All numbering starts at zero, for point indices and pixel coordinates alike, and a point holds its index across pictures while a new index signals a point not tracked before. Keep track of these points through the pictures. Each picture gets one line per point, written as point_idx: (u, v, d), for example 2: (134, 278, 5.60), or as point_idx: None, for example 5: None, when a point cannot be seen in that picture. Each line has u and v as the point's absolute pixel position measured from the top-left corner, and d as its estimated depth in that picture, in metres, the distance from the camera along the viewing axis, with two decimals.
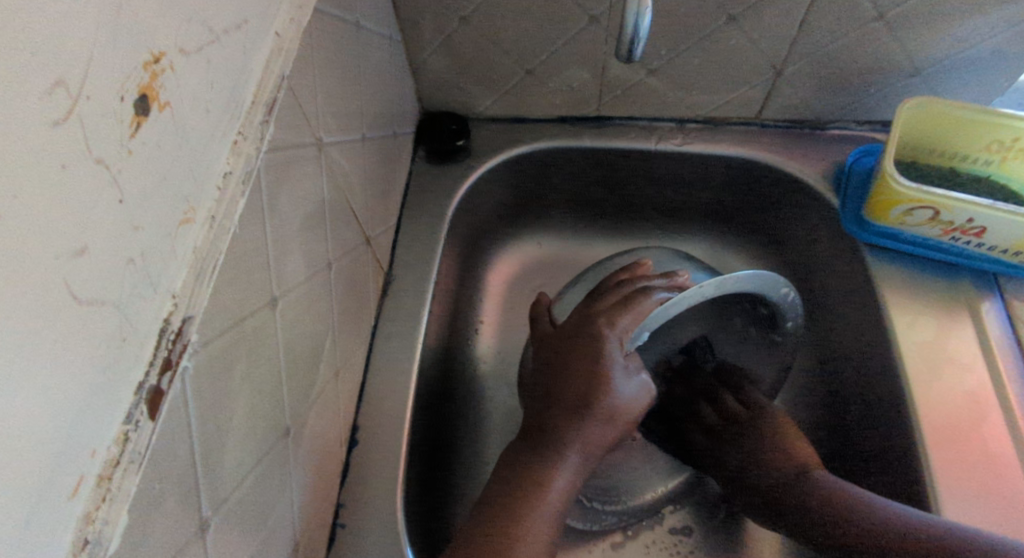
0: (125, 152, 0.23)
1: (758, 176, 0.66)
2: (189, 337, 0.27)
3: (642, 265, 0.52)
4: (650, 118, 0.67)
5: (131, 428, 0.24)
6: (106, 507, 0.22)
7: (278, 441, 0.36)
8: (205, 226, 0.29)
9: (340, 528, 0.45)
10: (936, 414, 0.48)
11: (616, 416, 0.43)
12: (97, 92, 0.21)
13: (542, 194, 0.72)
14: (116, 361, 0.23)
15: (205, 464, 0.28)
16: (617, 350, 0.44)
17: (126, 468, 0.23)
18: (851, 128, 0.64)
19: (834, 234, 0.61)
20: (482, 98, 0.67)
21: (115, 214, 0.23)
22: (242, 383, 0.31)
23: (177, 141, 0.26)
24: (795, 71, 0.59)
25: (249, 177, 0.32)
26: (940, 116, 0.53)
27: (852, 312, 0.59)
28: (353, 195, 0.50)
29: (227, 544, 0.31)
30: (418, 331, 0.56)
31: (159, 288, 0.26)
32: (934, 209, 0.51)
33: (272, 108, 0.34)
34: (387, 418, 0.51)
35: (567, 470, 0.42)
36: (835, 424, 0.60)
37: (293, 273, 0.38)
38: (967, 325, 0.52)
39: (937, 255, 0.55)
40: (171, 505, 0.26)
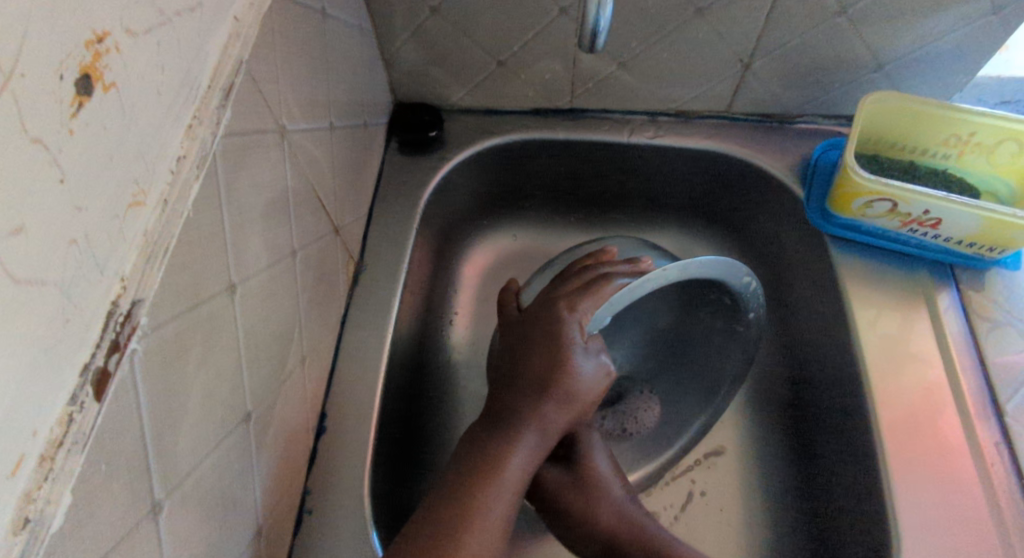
0: (66, 131, 0.23)
1: (728, 169, 0.67)
2: (139, 320, 0.27)
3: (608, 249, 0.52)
4: (622, 111, 0.68)
5: (76, 409, 0.24)
6: (48, 486, 0.22)
7: (238, 427, 0.36)
8: (156, 210, 0.29)
9: (306, 515, 0.46)
10: (892, 402, 0.49)
11: (573, 397, 0.45)
12: (34, 70, 0.21)
13: (517, 186, 0.73)
14: (59, 342, 0.23)
15: (157, 447, 0.28)
16: (577, 333, 0.45)
17: (70, 448, 0.23)
18: (818, 122, 0.66)
19: (800, 226, 0.62)
20: (455, 89, 0.67)
21: (56, 192, 0.23)
22: (198, 367, 0.31)
23: (124, 123, 0.26)
24: (762, 65, 0.60)
25: (204, 162, 0.32)
26: (900, 110, 0.54)
27: (817, 302, 0.60)
28: (320, 183, 0.49)
29: (183, 528, 0.31)
30: (387, 321, 0.56)
31: (106, 270, 0.26)
32: (892, 201, 0.52)
33: (229, 93, 0.34)
34: (355, 407, 0.51)
35: (524, 450, 0.43)
36: (799, 412, 0.61)
37: (254, 259, 0.38)
38: (924, 314, 0.54)
39: (897, 247, 0.57)
40: (120, 487, 0.26)
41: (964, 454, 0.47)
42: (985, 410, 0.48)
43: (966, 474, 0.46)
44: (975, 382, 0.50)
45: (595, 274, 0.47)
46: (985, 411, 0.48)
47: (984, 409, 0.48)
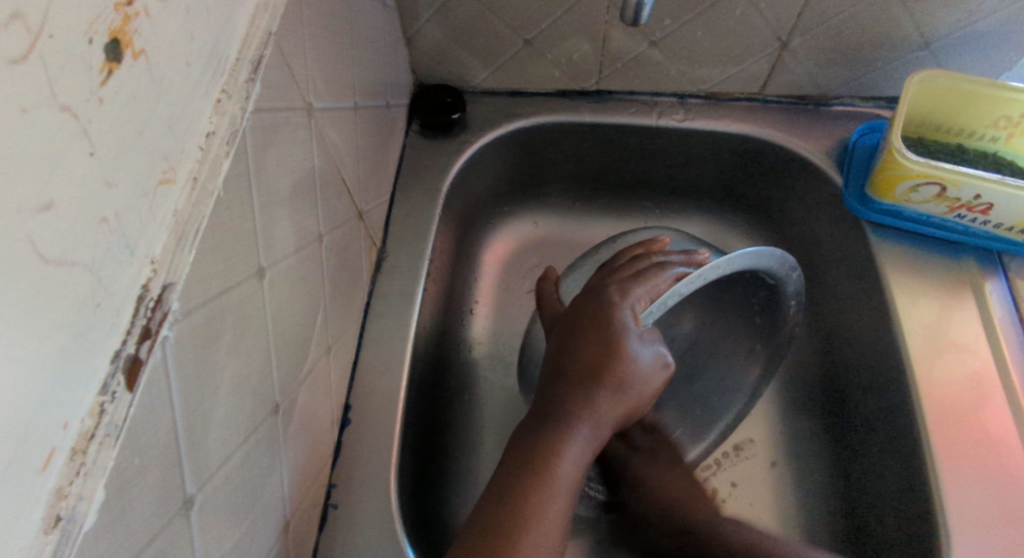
0: (95, 100, 0.21)
1: (761, 153, 0.64)
2: (170, 304, 0.25)
3: (659, 241, 0.53)
4: (651, 93, 0.66)
5: (108, 399, 0.22)
6: (81, 482, 0.21)
7: (268, 417, 0.35)
8: (186, 189, 0.27)
9: (333, 508, 0.44)
10: (940, 395, 0.47)
11: (628, 387, 0.44)
12: (62, 30, 0.19)
13: (539, 170, 0.71)
14: (89, 328, 0.21)
15: (191, 440, 0.27)
16: (631, 321, 0.44)
17: (103, 441, 0.21)
18: (855, 104, 0.63)
19: (837, 212, 0.60)
20: (478, 70, 0.64)
21: (85, 166, 0.21)
22: (229, 356, 0.30)
23: (154, 93, 0.25)
24: (801, 43, 0.57)
25: (234, 138, 0.30)
26: (948, 91, 0.52)
27: (855, 292, 0.58)
28: (345, 166, 0.48)
29: (214, 525, 0.29)
30: (412, 308, 0.55)
31: (136, 251, 0.24)
32: (940, 185, 0.50)
33: (258, 66, 0.32)
34: (380, 397, 0.50)
35: (577, 442, 0.42)
36: (835, 404, 0.59)
37: (282, 243, 0.36)
38: (971, 304, 0.52)
39: (941, 234, 0.54)
40: (153, 481, 0.24)
41: (1016, 448, 0.45)
42: None
43: (1018, 470, 0.44)
44: None
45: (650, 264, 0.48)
46: None
47: None
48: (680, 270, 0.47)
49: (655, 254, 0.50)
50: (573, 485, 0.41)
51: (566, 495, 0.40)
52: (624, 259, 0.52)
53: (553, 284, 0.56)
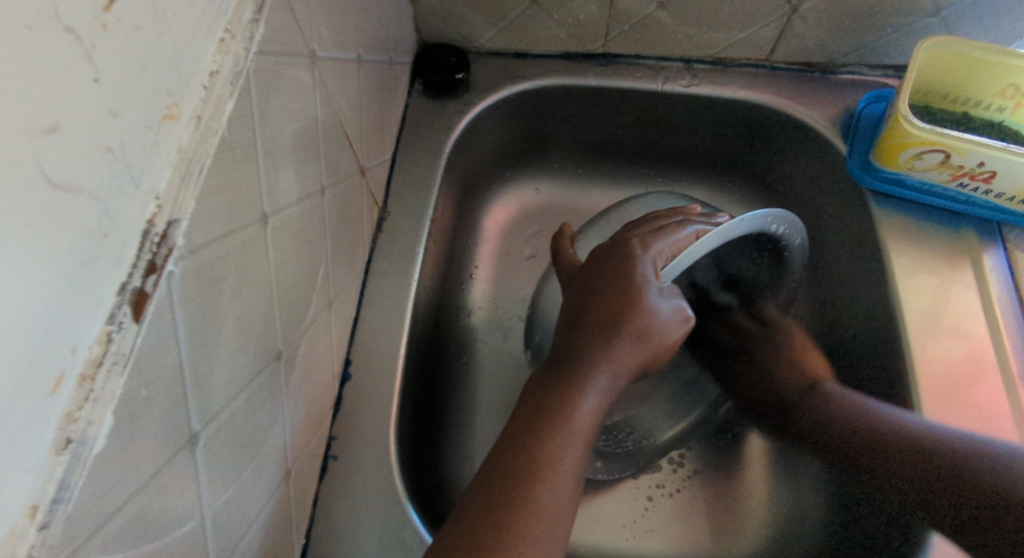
0: (99, 26, 0.21)
1: (765, 122, 0.64)
2: (175, 241, 0.25)
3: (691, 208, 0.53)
4: (657, 57, 0.65)
5: (114, 329, 0.22)
6: (90, 408, 0.21)
7: (270, 365, 0.35)
8: (191, 127, 0.27)
9: (333, 459, 0.45)
10: (932, 366, 0.48)
11: (648, 336, 0.43)
12: None
13: (542, 135, 0.70)
14: (96, 259, 0.21)
15: (194, 377, 0.27)
16: (651, 274, 0.45)
17: (110, 369, 0.22)
18: (862, 73, 0.62)
19: (838, 182, 0.60)
20: (483, 29, 0.63)
21: (91, 92, 0.21)
22: (232, 300, 0.30)
23: (157, 26, 0.24)
24: (811, 8, 0.56)
25: (237, 79, 0.29)
26: (956, 58, 0.51)
27: (854, 262, 0.58)
28: (347, 120, 0.47)
29: (217, 464, 0.30)
30: (413, 267, 0.55)
31: (141, 187, 0.24)
32: (945, 152, 0.50)
33: (261, 7, 0.31)
34: (381, 354, 0.50)
35: (595, 391, 0.42)
36: (829, 372, 0.60)
37: (284, 193, 0.36)
38: (968, 276, 0.52)
39: (943, 203, 0.54)
40: (159, 415, 0.25)
41: (1004, 418, 0.45)
42: None
43: (1008, 440, 0.44)
44: (1018, 345, 0.48)
45: (671, 223, 0.49)
46: None
47: None
48: (700, 227, 0.48)
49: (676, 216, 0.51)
50: (590, 435, 0.41)
51: (584, 443, 0.40)
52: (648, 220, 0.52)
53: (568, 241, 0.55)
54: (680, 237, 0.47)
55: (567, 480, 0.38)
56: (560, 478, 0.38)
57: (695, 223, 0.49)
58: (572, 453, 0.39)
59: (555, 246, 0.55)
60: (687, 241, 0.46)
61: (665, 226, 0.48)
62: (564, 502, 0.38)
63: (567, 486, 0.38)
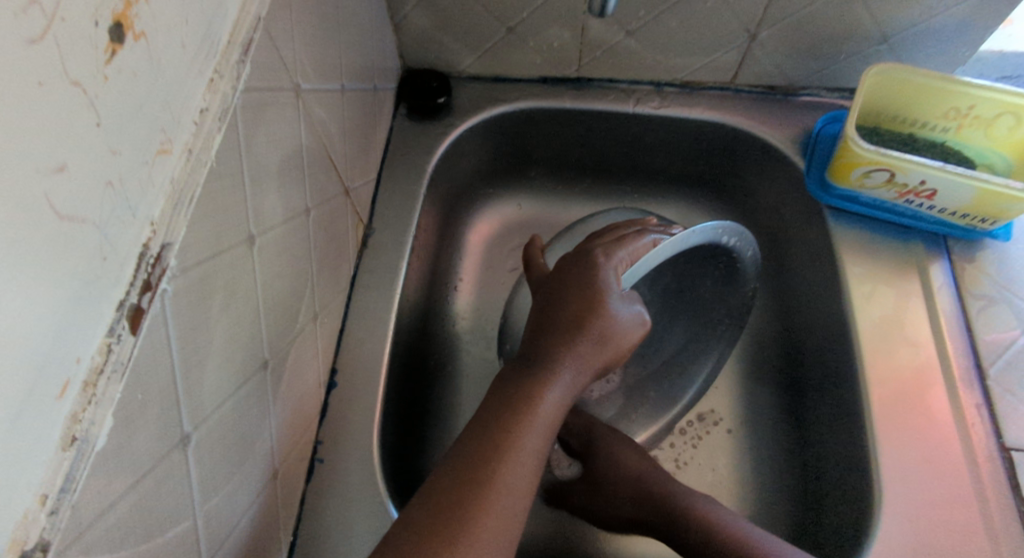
0: (101, 77, 0.24)
1: (731, 140, 0.68)
2: (168, 262, 0.28)
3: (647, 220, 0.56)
4: (628, 80, 0.68)
5: (113, 340, 0.25)
6: (92, 410, 0.24)
7: (257, 373, 0.38)
8: (182, 159, 0.30)
9: (319, 462, 0.48)
10: (882, 370, 0.51)
11: (608, 339, 0.47)
12: (72, 13, 0.22)
13: (522, 153, 0.74)
14: (97, 279, 0.24)
15: (185, 383, 0.30)
16: (614, 281, 0.48)
17: (110, 376, 0.25)
18: (821, 95, 0.66)
19: (799, 198, 0.63)
20: (464, 56, 0.67)
21: (93, 135, 0.24)
22: (221, 312, 0.33)
23: (153, 72, 0.27)
24: (769, 36, 0.60)
25: (225, 115, 0.33)
26: (901, 83, 0.55)
27: (814, 273, 0.61)
28: (331, 144, 0.50)
29: (208, 463, 0.33)
30: (396, 281, 0.58)
31: (138, 214, 0.27)
32: (889, 170, 0.53)
33: (248, 48, 0.35)
34: (365, 364, 0.53)
35: (559, 385, 0.45)
36: (793, 378, 0.63)
37: (270, 214, 0.39)
38: (917, 285, 0.55)
39: (893, 218, 0.58)
40: (154, 416, 0.28)
41: (947, 417, 0.49)
42: (970, 376, 0.50)
43: (949, 438, 0.48)
44: (961, 350, 0.52)
45: (630, 232, 0.52)
46: (969, 376, 0.50)
47: (969, 375, 0.50)
48: (656, 238, 0.51)
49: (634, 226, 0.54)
50: (552, 425, 0.44)
51: (545, 434, 0.43)
52: (611, 229, 0.55)
53: (539, 250, 0.58)
54: (638, 247, 0.50)
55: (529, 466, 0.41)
56: (522, 462, 0.41)
57: (653, 232, 0.52)
58: (533, 443, 0.42)
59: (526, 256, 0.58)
60: (645, 250, 0.50)
61: (625, 236, 0.51)
62: (523, 486, 0.40)
63: (528, 468, 0.41)
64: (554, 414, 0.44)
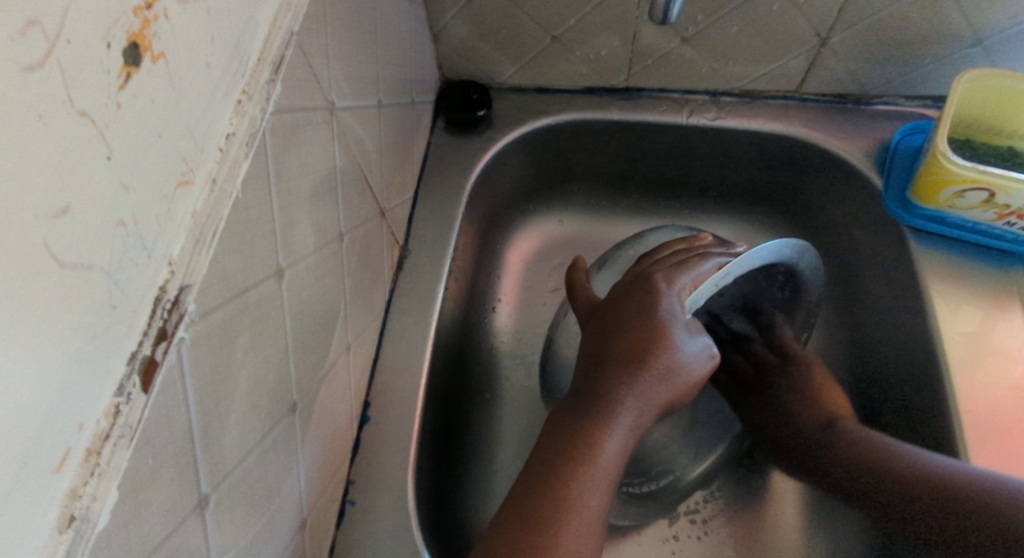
0: (113, 105, 0.21)
1: (796, 153, 0.62)
2: (186, 306, 0.25)
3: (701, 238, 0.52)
4: (682, 90, 0.64)
5: (123, 400, 0.22)
6: (95, 482, 0.21)
7: (285, 416, 0.35)
8: (205, 190, 0.27)
9: (350, 505, 0.45)
10: (982, 416, 0.45)
11: (675, 375, 0.42)
12: (81, 35, 0.19)
13: (565, 167, 0.69)
14: (105, 332, 0.22)
15: (204, 439, 0.27)
16: (677, 309, 0.44)
17: (117, 442, 0.22)
18: (898, 104, 0.60)
19: (875, 217, 0.57)
20: (505, 67, 0.64)
21: (103, 170, 0.21)
22: (246, 357, 0.30)
23: (174, 96, 0.25)
24: (841, 40, 0.54)
25: (253, 140, 0.30)
26: (1001, 90, 0.49)
27: (891, 302, 0.55)
28: (367, 163, 0.48)
29: (229, 521, 0.30)
30: (432, 305, 0.55)
31: (153, 255, 0.24)
32: (989, 190, 0.47)
33: (279, 66, 0.32)
34: (399, 396, 0.50)
35: (620, 427, 0.40)
36: (868, 417, 0.57)
37: (301, 244, 0.36)
38: (1018, 318, 0.49)
39: (988, 241, 0.51)
40: (166, 480, 0.25)
41: None
42: None
43: None
44: None
45: (691, 254, 0.48)
46: None
47: None
48: (720, 260, 0.46)
49: (694, 249, 0.49)
50: (615, 473, 0.39)
51: (608, 483, 0.39)
52: (668, 252, 0.50)
53: (584, 274, 0.54)
54: (701, 271, 0.45)
55: (590, 525, 0.37)
56: (581, 522, 0.36)
57: (715, 256, 0.47)
58: (593, 489, 0.38)
59: (571, 281, 0.53)
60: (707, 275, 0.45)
61: (685, 260, 0.47)
62: (586, 548, 0.36)
63: (592, 532, 0.37)
64: (616, 461, 0.39)
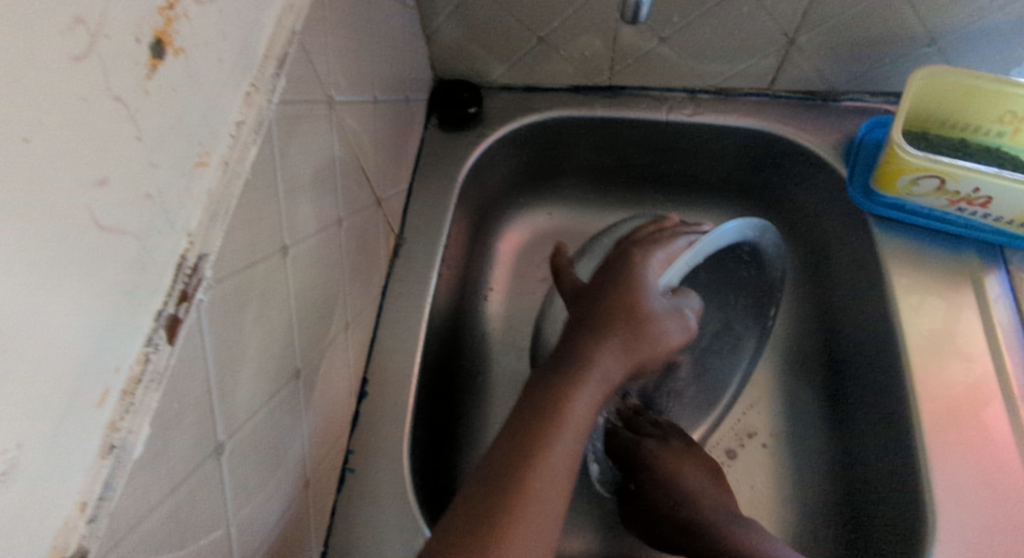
0: (142, 92, 0.25)
1: (769, 147, 0.66)
2: (204, 273, 0.29)
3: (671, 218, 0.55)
4: (661, 88, 0.67)
5: (151, 350, 0.26)
6: (130, 418, 0.24)
7: (289, 382, 0.38)
8: (218, 171, 0.30)
9: (350, 473, 0.48)
10: (935, 389, 0.48)
11: (645, 336, 0.45)
12: (117, 31, 0.23)
13: (552, 161, 0.73)
14: (136, 289, 0.25)
15: (219, 393, 0.30)
16: (653, 280, 0.47)
17: (147, 386, 0.25)
18: (864, 100, 0.64)
19: (842, 206, 0.61)
20: (495, 66, 0.67)
21: (134, 148, 0.24)
22: (255, 323, 0.34)
23: (192, 86, 0.28)
24: (808, 40, 0.58)
25: (260, 127, 0.33)
26: (953, 86, 0.52)
27: (856, 286, 0.59)
28: (364, 155, 0.51)
29: (241, 472, 0.33)
30: (425, 290, 0.58)
31: (176, 225, 0.27)
32: (940, 177, 0.51)
33: (283, 62, 0.35)
34: (395, 374, 0.53)
35: (592, 382, 0.43)
36: (837, 393, 0.60)
37: (304, 226, 0.40)
38: (971, 299, 0.52)
39: (944, 227, 0.55)
40: (188, 425, 0.28)
41: (1008, 442, 0.46)
42: None
43: (1010, 464, 0.45)
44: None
45: (664, 233, 0.52)
46: None
47: None
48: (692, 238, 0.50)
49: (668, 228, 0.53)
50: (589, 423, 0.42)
51: (581, 433, 0.41)
52: (639, 232, 0.54)
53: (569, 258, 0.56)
54: (674, 249, 0.49)
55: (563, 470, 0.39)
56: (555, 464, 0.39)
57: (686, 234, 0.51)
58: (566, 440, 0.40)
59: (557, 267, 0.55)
60: (680, 251, 0.49)
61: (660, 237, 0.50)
62: (560, 487, 0.38)
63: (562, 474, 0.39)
64: (589, 412, 0.42)
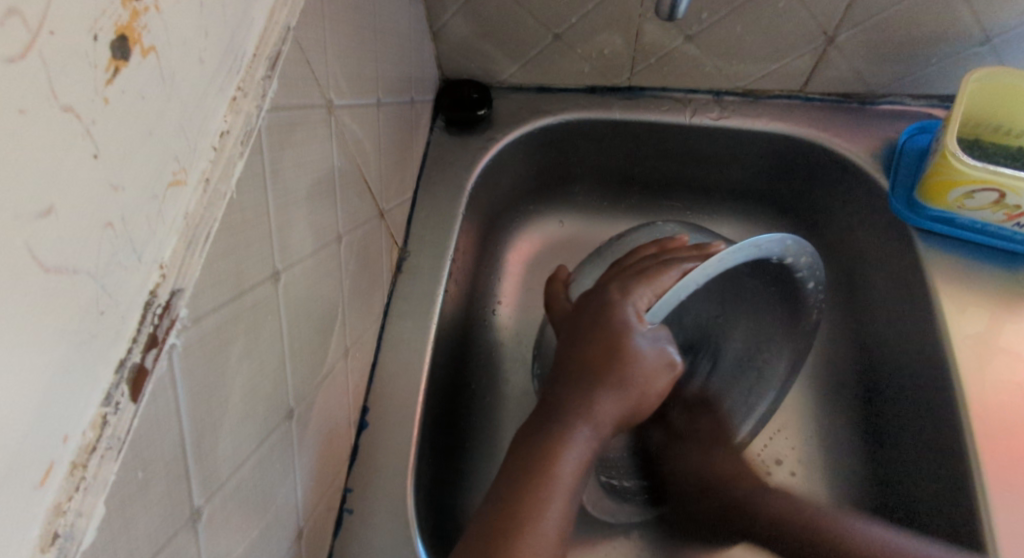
0: (101, 100, 0.20)
1: (801, 153, 0.61)
2: (178, 311, 0.24)
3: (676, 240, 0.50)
4: (685, 89, 0.63)
5: (110, 410, 0.21)
6: (80, 498, 0.20)
7: (281, 423, 0.34)
8: (198, 190, 0.26)
9: (348, 513, 0.44)
10: (994, 418, 0.43)
11: (628, 383, 0.42)
12: (65, 26, 0.18)
13: (566, 167, 0.68)
14: (92, 338, 0.21)
15: (195, 450, 0.26)
16: (633, 319, 0.43)
17: (104, 454, 0.21)
18: (905, 103, 0.59)
19: (882, 218, 0.56)
20: (506, 65, 0.63)
21: (90, 168, 0.20)
22: (241, 363, 0.29)
23: (165, 90, 0.24)
24: (848, 38, 0.54)
25: (249, 137, 0.29)
26: (1010, 89, 0.48)
27: (898, 306, 0.55)
28: (366, 163, 0.47)
29: (222, 534, 0.29)
30: (431, 308, 0.54)
31: (144, 257, 0.23)
32: (999, 191, 0.47)
33: (275, 62, 0.31)
34: (398, 401, 0.48)
35: (576, 443, 0.40)
36: (875, 419, 0.56)
37: (298, 246, 0.35)
38: None
39: (999, 242, 0.51)
40: (156, 493, 0.24)
41: None
42: None
43: None
44: None
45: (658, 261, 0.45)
46: None
47: None
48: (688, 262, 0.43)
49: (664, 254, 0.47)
50: (573, 486, 0.39)
51: (567, 495, 0.39)
52: (637, 257, 0.50)
53: (563, 282, 0.55)
54: (663, 279, 0.43)
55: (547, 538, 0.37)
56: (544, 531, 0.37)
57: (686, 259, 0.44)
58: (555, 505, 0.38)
59: (547, 291, 0.54)
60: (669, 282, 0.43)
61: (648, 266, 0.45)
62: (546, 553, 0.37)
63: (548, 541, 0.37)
64: (574, 475, 0.40)
